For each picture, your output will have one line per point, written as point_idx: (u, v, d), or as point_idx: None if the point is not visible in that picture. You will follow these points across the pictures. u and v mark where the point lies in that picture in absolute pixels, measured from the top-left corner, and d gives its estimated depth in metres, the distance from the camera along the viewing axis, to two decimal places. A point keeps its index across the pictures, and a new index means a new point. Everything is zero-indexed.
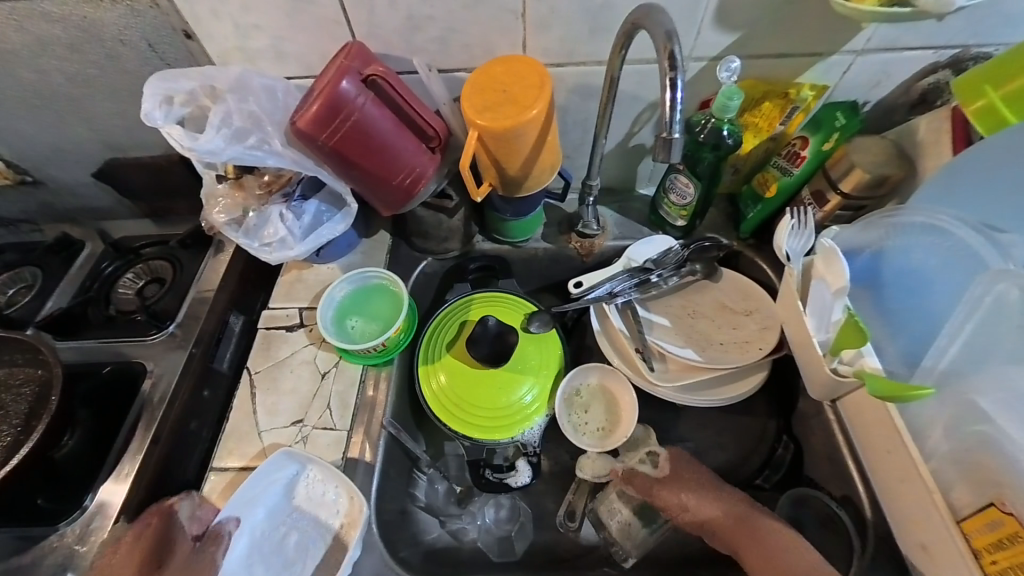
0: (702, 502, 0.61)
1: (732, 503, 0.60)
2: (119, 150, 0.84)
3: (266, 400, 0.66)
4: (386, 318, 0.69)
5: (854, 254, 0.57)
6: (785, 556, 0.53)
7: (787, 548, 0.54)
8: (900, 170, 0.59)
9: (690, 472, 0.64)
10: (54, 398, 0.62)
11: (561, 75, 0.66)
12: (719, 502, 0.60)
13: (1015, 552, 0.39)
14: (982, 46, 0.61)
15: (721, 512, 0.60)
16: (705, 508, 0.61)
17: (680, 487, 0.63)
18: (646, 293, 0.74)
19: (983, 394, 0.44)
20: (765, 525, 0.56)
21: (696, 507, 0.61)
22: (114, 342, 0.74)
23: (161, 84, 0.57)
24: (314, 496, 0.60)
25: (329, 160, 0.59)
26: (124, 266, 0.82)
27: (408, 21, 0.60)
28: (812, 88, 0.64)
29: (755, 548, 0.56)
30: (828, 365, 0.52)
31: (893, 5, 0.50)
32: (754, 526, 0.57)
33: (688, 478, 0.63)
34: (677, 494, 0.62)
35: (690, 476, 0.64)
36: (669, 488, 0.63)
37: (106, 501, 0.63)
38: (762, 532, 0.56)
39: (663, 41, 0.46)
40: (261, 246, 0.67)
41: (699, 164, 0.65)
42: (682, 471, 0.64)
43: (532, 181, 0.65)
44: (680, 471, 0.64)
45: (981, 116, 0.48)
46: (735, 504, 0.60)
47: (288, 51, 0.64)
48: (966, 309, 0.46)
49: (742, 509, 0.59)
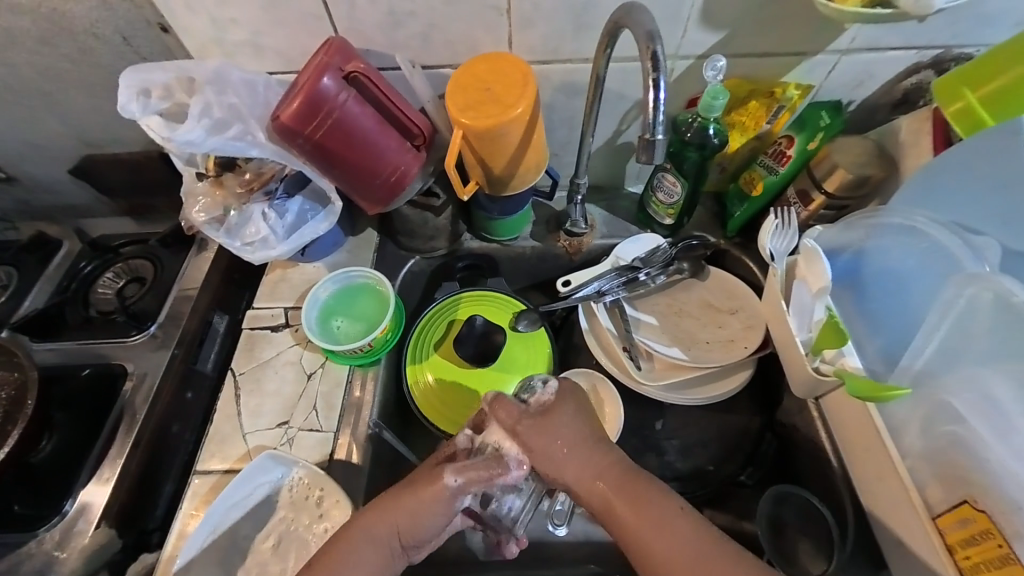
0: (577, 457, 0.50)
1: (617, 467, 0.49)
2: (96, 146, 0.81)
3: (249, 402, 0.65)
4: (371, 319, 0.68)
5: (835, 253, 0.58)
6: (661, 535, 0.45)
7: (665, 531, 0.45)
8: (881, 170, 0.60)
9: (575, 422, 0.52)
10: (30, 402, 0.61)
11: (547, 72, 0.65)
12: (596, 461, 0.50)
13: (986, 549, 0.41)
14: (964, 47, 0.61)
15: (599, 473, 0.49)
16: (581, 466, 0.49)
17: (556, 435, 0.50)
18: (632, 292, 0.75)
19: (955, 394, 0.45)
20: (645, 493, 0.47)
21: (569, 464, 0.49)
22: (92, 344, 0.73)
23: (135, 76, 0.55)
24: (298, 499, 0.59)
25: (311, 156, 0.58)
26: (102, 265, 0.81)
27: (390, 17, 0.59)
28: (797, 88, 0.64)
29: (631, 517, 0.46)
30: (810, 365, 0.53)
31: (875, 6, 0.50)
32: (638, 495, 0.47)
33: (569, 433, 0.51)
34: (556, 444, 0.50)
35: (570, 420, 0.51)
36: (549, 437, 0.50)
37: (88, 504, 0.62)
38: (643, 505, 0.46)
39: (646, 41, 0.46)
40: (242, 246, 0.66)
41: (685, 163, 0.66)
42: (559, 415, 0.51)
43: (518, 180, 0.64)
44: (560, 414, 0.51)
45: (961, 117, 0.51)
46: (611, 466, 0.49)
47: (267, 45, 0.63)
48: (942, 310, 0.46)
49: (622, 476, 0.49)
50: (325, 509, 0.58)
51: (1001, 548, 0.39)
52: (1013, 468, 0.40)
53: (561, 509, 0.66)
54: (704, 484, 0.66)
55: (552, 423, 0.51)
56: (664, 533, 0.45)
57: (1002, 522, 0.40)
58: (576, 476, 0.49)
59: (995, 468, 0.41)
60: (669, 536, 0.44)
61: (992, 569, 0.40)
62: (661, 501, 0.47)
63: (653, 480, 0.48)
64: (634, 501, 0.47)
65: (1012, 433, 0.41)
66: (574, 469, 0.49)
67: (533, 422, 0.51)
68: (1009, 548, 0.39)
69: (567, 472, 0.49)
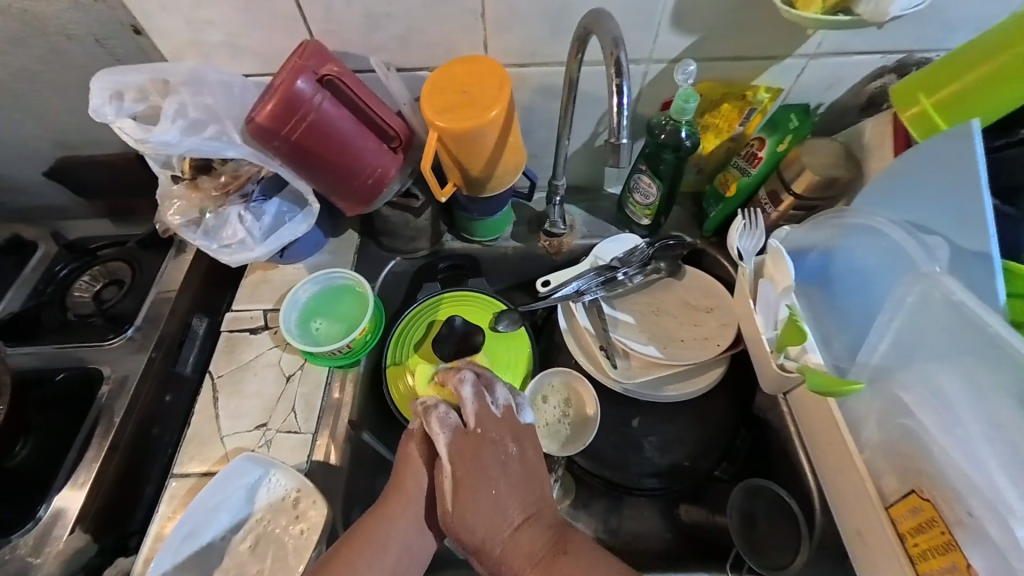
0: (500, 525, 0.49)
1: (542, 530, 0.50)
2: (73, 148, 0.81)
3: (228, 404, 0.65)
4: (350, 319, 0.68)
5: (804, 253, 0.61)
6: None
7: None
8: (849, 171, 0.61)
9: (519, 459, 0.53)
10: None
11: (524, 75, 0.66)
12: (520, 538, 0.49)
13: (933, 536, 0.43)
14: (928, 51, 0.63)
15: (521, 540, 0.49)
16: (508, 540, 0.49)
17: (481, 503, 0.50)
18: (612, 291, 0.76)
19: (906, 388, 0.46)
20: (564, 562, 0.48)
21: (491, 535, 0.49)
22: (69, 347, 0.72)
23: (109, 78, 0.55)
24: (275, 500, 0.60)
25: (286, 159, 0.58)
26: (80, 268, 0.80)
27: (367, 19, 0.60)
28: (767, 91, 0.65)
29: None
30: (776, 361, 0.55)
31: (836, 12, 0.52)
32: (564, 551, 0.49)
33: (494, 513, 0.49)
34: (483, 502, 0.50)
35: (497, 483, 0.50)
36: (478, 498, 0.50)
37: (63, 509, 0.62)
38: (565, 566, 0.48)
39: (611, 47, 0.47)
40: (221, 247, 0.66)
41: (660, 165, 0.67)
42: (488, 471, 0.51)
43: (496, 181, 0.65)
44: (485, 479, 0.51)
45: (916, 122, 0.54)
46: (535, 544, 0.49)
47: (244, 46, 0.63)
48: (893, 308, 0.48)
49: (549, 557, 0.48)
50: (303, 510, 0.58)
51: (945, 534, 0.42)
52: (954, 458, 0.42)
53: None
54: (680, 480, 0.67)
55: (474, 482, 0.50)
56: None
57: (946, 509, 0.42)
58: (506, 555, 0.48)
59: (938, 459, 0.43)
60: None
61: (936, 556, 0.42)
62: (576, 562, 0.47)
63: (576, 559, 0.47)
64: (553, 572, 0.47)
65: (955, 425, 0.42)
66: (500, 544, 0.49)
67: (453, 491, 0.50)
68: (953, 534, 0.41)
69: (497, 553, 0.49)
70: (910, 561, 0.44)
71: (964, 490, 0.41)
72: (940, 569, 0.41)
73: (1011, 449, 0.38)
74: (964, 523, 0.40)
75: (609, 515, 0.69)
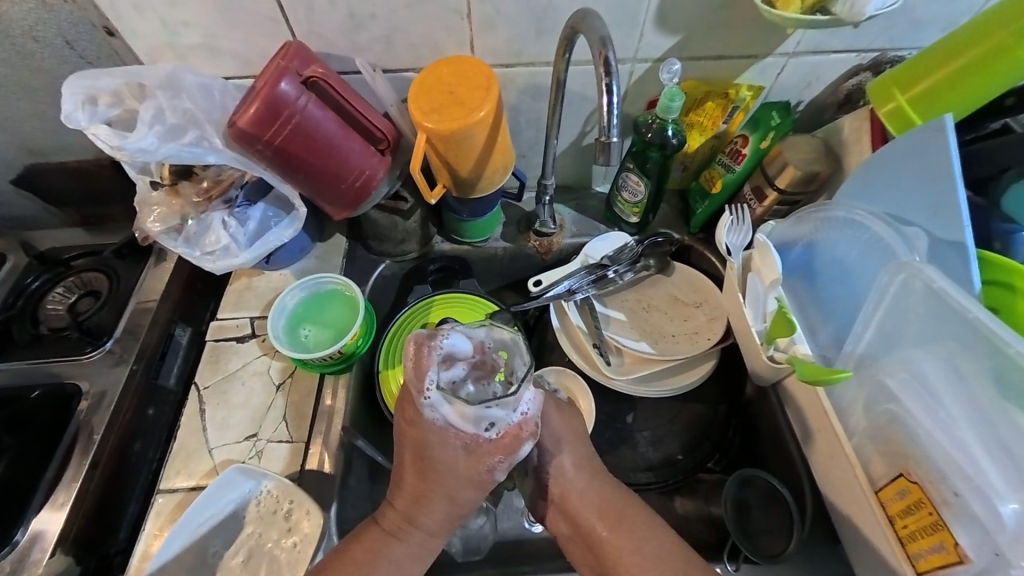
0: (570, 479, 0.56)
1: (603, 486, 0.56)
2: (39, 155, 0.77)
3: (215, 415, 0.64)
4: (340, 326, 0.67)
5: (789, 246, 0.62)
6: (642, 548, 0.50)
7: (650, 540, 0.51)
8: (828, 166, 0.63)
9: (563, 421, 0.58)
10: None
11: (511, 75, 0.66)
12: (589, 489, 0.55)
13: (921, 517, 0.44)
14: (900, 50, 0.65)
15: (584, 493, 0.55)
16: (572, 488, 0.55)
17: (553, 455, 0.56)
18: (603, 289, 0.76)
19: (891, 374, 0.48)
20: (623, 510, 0.54)
21: (565, 487, 0.56)
22: (43, 363, 0.69)
23: (80, 83, 0.53)
24: (267, 513, 0.58)
25: (273, 162, 0.57)
26: (53, 279, 0.77)
27: (350, 20, 0.59)
28: (750, 88, 0.67)
29: (618, 530, 0.52)
30: (765, 354, 0.56)
31: (814, 12, 0.53)
32: (621, 514, 0.53)
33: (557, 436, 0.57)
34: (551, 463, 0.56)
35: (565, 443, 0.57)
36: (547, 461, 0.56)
37: (39, 532, 0.59)
38: (622, 515, 0.53)
39: (599, 46, 0.47)
40: (203, 255, 0.64)
41: (647, 163, 0.68)
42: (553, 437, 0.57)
43: (485, 182, 0.65)
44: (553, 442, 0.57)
45: (893, 118, 0.56)
46: (599, 484, 0.56)
47: (222, 47, 0.61)
48: (876, 297, 0.49)
49: (614, 498, 0.55)
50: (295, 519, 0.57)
51: (932, 515, 0.43)
52: (939, 441, 0.43)
53: None
54: (673, 473, 0.68)
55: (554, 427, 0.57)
56: (643, 544, 0.51)
57: (932, 491, 0.43)
58: (574, 488, 0.55)
59: (923, 442, 0.44)
60: (646, 548, 0.50)
61: (925, 535, 0.43)
62: (630, 510, 0.54)
63: (637, 504, 0.55)
64: (618, 522, 0.53)
65: (939, 409, 0.44)
66: (569, 477, 0.56)
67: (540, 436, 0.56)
68: (939, 515, 0.42)
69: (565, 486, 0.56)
70: (899, 541, 0.46)
71: (949, 471, 0.42)
72: (929, 548, 0.43)
73: (992, 431, 0.40)
74: (950, 503, 0.42)
75: None
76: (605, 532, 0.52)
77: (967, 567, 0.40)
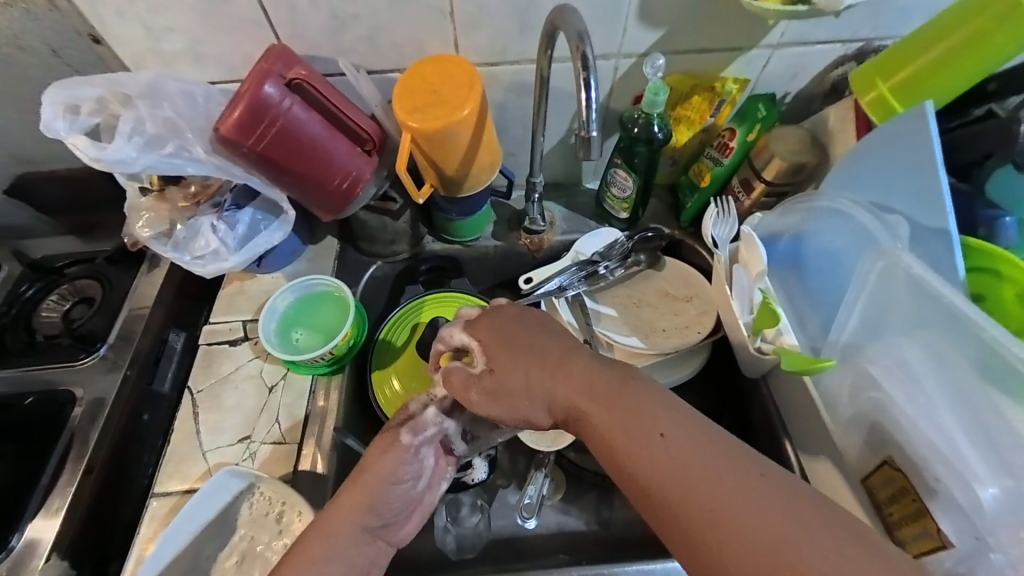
0: (523, 373, 0.47)
1: (582, 364, 0.44)
2: (31, 164, 0.78)
3: (208, 418, 0.64)
4: (330, 328, 0.67)
5: (775, 239, 0.62)
6: (635, 423, 0.39)
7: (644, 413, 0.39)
8: (815, 156, 0.63)
9: (516, 325, 0.49)
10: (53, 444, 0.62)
11: (495, 73, 0.66)
12: (562, 382, 0.44)
13: (906, 505, 0.45)
14: (885, 39, 0.65)
15: (565, 384, 0.44)
16: (557, 386, 0.44)
17: (520, 364, 0.47)
18: (594, 285, 0.76)
19: (873, 361, 0.48)
20: (647, 407, 0.40)
21: (528, 377, 0.46)
22: (38, 370, 0.69)
23: (61, 92, 0.54)
24: (258, 515, 0.58)
25: (257, 166, 0.57)
26: (46, 287, 0.77)
27: (333, 22, 0.59)
28: (735, 82, 0.67)
29: (606, 413, 0.41)
30: (753, 345, 0.56)
31: (794, 2, 0.53)
32: (614, 396, 0.41)
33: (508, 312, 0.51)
34: (499, 385, 0.47)
35: (542, 347, 0.47)
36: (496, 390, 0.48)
37: (36, 538, 0.60)
38: (626, 411, 0.40)
39: (576, 40, 0.47)
40: (193, 259, 0.65)
41: (634, 158, 0.67)
42: (533, 344, 0.48)
43: (472, 181, 0.65)
44: (519, 335, 0.49)
45: (875, 106, 0.56)
46: (583, 372, 0.44)
47: (207, 53, 0.61)
48: (860, 284, 0.49)
49: (603, 380, 0.43)
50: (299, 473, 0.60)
51: (917, 502, 0.44)
52: (921, 427, 0.43)
53: (530, 502, 0.65)
54: None
55: (499, 340, 0.49)
56: (657, 459, 0.37)
57: (915, 480, 0.44)
58: (551, 388, 0.45)
59: (905, 428, 0.44)
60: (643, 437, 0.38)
61: (912, 522, 0.44)
62: (647, 412, 0.39)
63: (640, 385, 0.41)
64: (608, 400, 0.41)
65: (921, 394, 0.44)
66: (542, 382, 0.46)
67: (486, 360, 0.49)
68: (924, 501, 0.43)
69: (542, 391, 0.46)
70: (886, 530, 0.47)
71: (931, 457, 0.42)
72: (914, 534, 0.44)
73: (972, 414, 0.40)
74: (933, 490, 0.42)
75: (600, 506, 0.69)
76: (590, 418, 0.42)
77: (951, 552, 0.41)
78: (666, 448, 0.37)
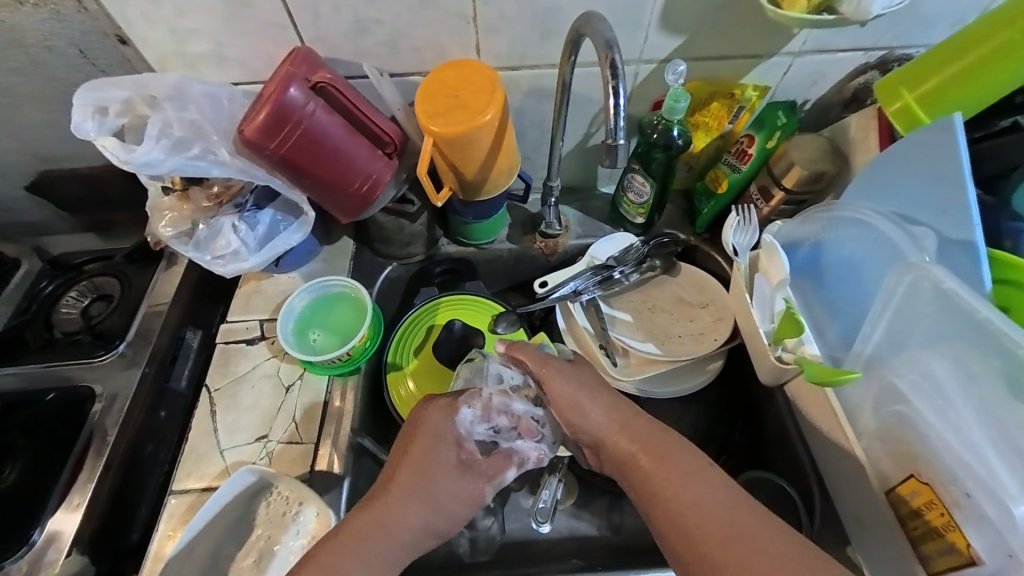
0: (597, 419, 0.52)
1: (643, 421, 0.51)
2: (51, 162, 0.78)
3: (226, 417, 0.64)
4: (346, 330, 0.67)
5: (796, 246, 0.61)
6: (693, 481, 0.45)
7: (700, 477, 0.45)
8: (835, 165, 0.63)
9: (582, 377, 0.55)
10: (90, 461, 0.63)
11: (515, 78, 0.66)
12: (623, 433, 0.50)
13: (930, 518, 0.45)
14: (907, 48, 0.65)
15: (618, 435, 0.51)
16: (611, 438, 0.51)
17: (596, 414, 0.52)
18: (609, 290, 0.76)
19: (899, 375, 0.48)
20: (686, 462, 0.47)
21: (605, 418, 0.52)
22: (57, 366, 0.70)
23: (90, 95, 0.54)
24: (274, 515, 0.58)
25: (280, 168, 0.58)
26: (65, 284, 0.78)
27: (355, 25, 0.59)
28: (755, 89, 0.67)
29: (663, 465, 0.47)
30: (773, 355, 0.56)
31: (819, 12, 0.53)
32: (668, 453, 0.48)
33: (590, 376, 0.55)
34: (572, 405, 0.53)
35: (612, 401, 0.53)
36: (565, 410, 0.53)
37: (56, 533, 0.60)
38: (679, 468, 0.46)
39: (604, 48, 0.48)
40: (213, 259, 0.65)
41: (652, 163, 0.67)
42: (605, 398, 0.53)
43: (490, 185, 0.65)
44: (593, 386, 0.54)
45: (900, 116, 0.56)
46: (646, 430, 0.50)
47: (230, 55, 0.62)
48: (886, 295, 0.49)
49: (656, 437, 0.50)
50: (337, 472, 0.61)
51: (943, 516, 0.44)
52: (949, 441, 0.43)
53: (544, 506, 0.63)
54: None
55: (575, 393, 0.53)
56: (702, 498, 0.44)
57: (943, 492, 0.44)
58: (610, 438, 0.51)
59: (932, 441, 0.45)
60: (697, 485, 0.45)
61: (939, 535, 0.44)
62: (691, 470, 0.46)
63: (684, 443, 0.48)
64: (661, 456, 0.48)
65: (948, 408, 0.44)
66: (605, 432, 0.51)
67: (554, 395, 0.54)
68: (951, 516, 0.43)
69: (605, 440, 0.51)
70: (910, 543, 0.47)
71: (959, 472, 0.42)
72: (938, 547, 0.45)
73: (1000, 428, 0.40)
74: (961, 504, 0.42)
75: (612, 512, 0.69)
76: (641, 471, 0.48)
77: (980, 568, 0.41)
78: (705, 491, 0.44)
